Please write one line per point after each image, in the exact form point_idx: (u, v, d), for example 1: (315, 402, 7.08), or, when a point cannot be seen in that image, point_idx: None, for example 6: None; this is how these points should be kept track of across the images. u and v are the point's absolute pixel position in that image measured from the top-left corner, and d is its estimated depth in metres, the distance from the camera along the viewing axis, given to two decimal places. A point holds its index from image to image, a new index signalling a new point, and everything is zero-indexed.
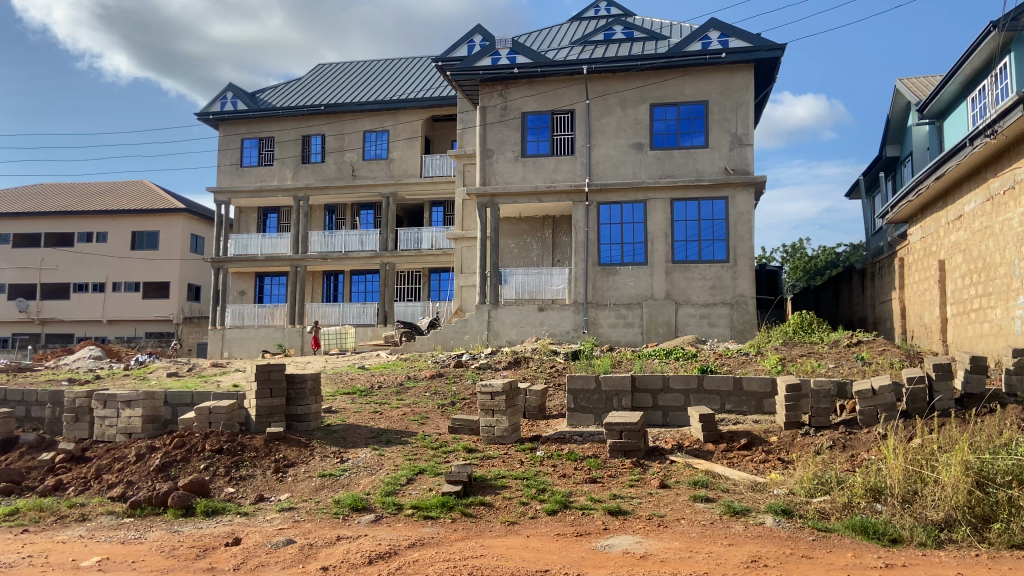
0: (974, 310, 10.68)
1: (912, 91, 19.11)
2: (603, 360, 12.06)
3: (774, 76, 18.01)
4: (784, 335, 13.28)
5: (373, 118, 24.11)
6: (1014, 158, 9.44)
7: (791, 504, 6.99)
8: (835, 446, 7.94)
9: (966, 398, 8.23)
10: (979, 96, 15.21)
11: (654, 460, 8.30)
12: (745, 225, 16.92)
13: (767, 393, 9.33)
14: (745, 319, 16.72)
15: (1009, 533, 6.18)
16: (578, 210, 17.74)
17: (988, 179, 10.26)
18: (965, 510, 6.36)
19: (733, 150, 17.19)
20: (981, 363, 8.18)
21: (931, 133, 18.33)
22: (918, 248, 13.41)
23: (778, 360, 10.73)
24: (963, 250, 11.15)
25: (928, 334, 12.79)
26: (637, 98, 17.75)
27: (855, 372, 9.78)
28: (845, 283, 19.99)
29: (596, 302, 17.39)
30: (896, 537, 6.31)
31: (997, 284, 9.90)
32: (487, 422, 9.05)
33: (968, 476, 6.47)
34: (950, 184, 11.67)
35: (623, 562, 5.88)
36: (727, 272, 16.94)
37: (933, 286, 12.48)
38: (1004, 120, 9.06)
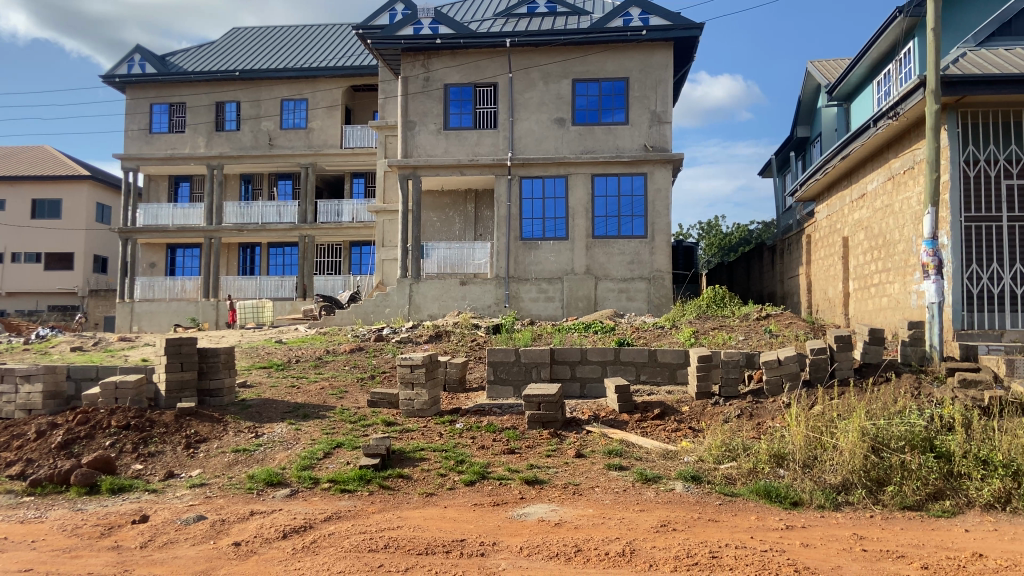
0: (874, 285, 11.24)
1: (823, 74, 19.84)
2: (524, 333, 12.14)
3: (692, 55, 18.36)
4: (699, 308, 13.68)
5: (290, 85, 23.38)
6: (914, 140, 9.92)
7: (700, 470, 7.27)
8: (743, 414, 8.27)
9: (864, 368, 8.69)
10: (884, 79, 15.86)
11: (571, 430, 8.47)
12: (663, 202, 17.27)
13: (680, 364, 9.62)
14: (661, 294, 17.12)
15: (901, 495, 6.59)
16: (500, 184, 17.75)
17: (889, 160, 10.77)
18: (860, 474, 6.76)
19: (652, 127, 17.48)
20: (879, 334, 8.64)
21: (838, 115, 19.13)
22: (825, 225, 14.00)
23: (692, 332, 11.05)
24: (865, 227, 11.70)
25: (832, 308, 13.41)
26: (560, 72, 17.79)
27: (763, 344, 10.17)
28: (756, 259, 20.73)
29: (517, 276, 17.51)
30: (797, 500, 6.63)
31: (895, 260, 10.44)
32: (406, 395, 9.03)
33: (864, 441, 6.88)
34: (854, 164, 12.19)
35: (538, 530, 6.01)
36: (645, 247, 17.27)
37: (837, 262, 13.08)
38: (905, 103, 9.51)
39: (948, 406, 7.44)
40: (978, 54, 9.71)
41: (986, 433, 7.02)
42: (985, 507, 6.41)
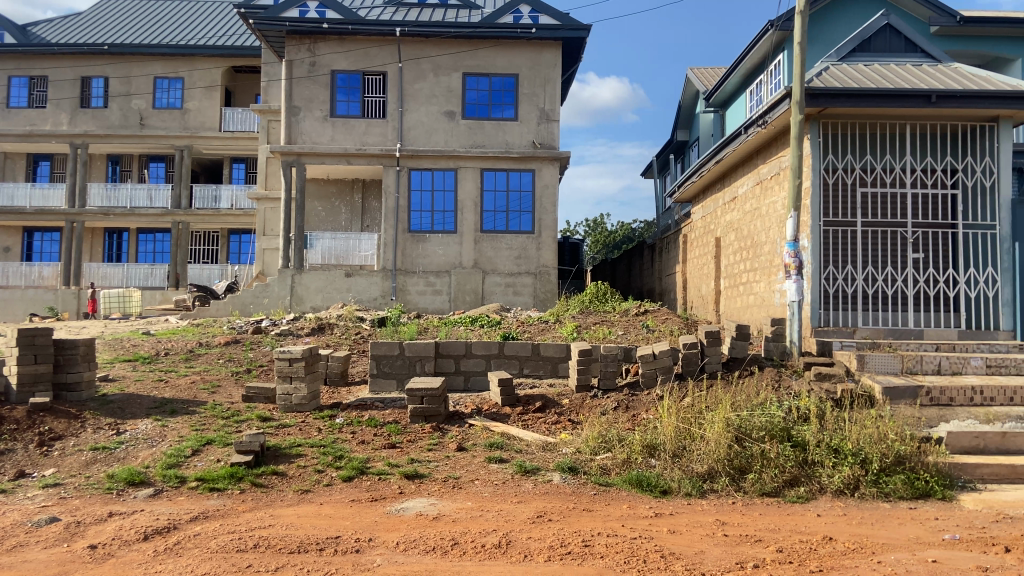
0: (743, 284, 11.85)
1: (702, 81, 20.72)
2: (409, 327, 12.04)
3: (580, 55, 18.73)
4: (581, 304, 14.00)
5: (166, 63, 22.14)
6: (780, 147, 10.52)
7: (577, 461, 7.46)
8: (619, 407, 8.55)
9: (731, 362, 9.16)
10: (757, 89, 16.71)
11: (454, 424, 8.47)
12: (550, 198, 17.56)
13: (562, 358, 9.81)
14: (547, 289, 17.42)
15: (760, 482, 7.00)
16: (388, 175, 17.51)
17: (758, 165, 11.38)
18: (724, 462, 7.13)
19: (540, 124, 17.72)
20: (745, 330, 9.14)
21: (715, 121, 20.05)
22: (700, 226, 14.64)
23: (574, 327, 11.30)
24: (735, 229, 12.32)
25: (704, 304, 14.06)
26: (450, 65, 17.72)
27: (640, 339, 10.54)
28: (638, 256, 21.46)
29: (405, 268, 17.34)
30: (666, 488, 6.92)
31: (761, 260, 11.06)
32: (284, 389, 8.76)
33: (728, 431, 7.27)
34: (727, 168, 12.81)
35: (416, 524, 5.97)
36: (532, 243, 17.50)
37: (710, 261, 13.72)
38: (773, 112, 10.08)
39: (805, 398, 7.95)
40: (839, 69, 10.38)
41: (837, 423, 7.55)
42: (835, 493, 6.91)
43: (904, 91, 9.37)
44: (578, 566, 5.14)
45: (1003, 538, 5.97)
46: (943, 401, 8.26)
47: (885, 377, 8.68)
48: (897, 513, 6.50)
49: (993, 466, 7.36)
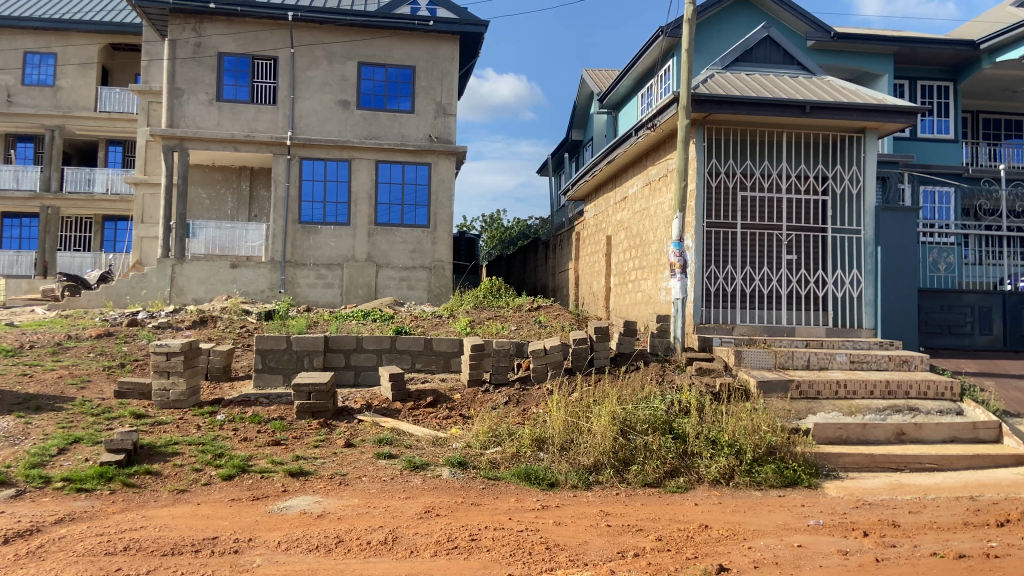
0: (631, 281, 12.20)
1: (596, 82, 21.18)
2: (298, 320, 11.70)
3: (477, 50, 18.75)
4: (475, 299, 14.03)
5: (36, 36, 20.58)
6: (667, 150, 10.90)
7: (467, 456, 7.47)
8: (510, 401, 8.62)
9: (618, 357, 9.41)
10: (647, 92, 17.24)
11: (342, 420, 8.31)
12: (446, 192, 17.51)
13: (454, 353, 9.80)
14: (441, 283, 17.35)
15: (643, 473, 7.23)
16: (278, 163, 16.96)
17: (647, 167, 11.75)
18: (609, 455, 7.34)
19: (437, 118, 17.63)
20: (632, 327, 9.41)
21: (608, 122, 20.58)
22: (591, 224, 14.97)
23: (468, 322, 11.31)
24: (625, 228, 12.67)
25: (595, 301, 14.39)
26: (344, 54, 17.34)
27: (531, 334, 10.67)
28: (532, 253, 21.72)
29: (294, 260, 16.85)
30: (553, 481, 7.04)
31: (649, 259, 11.42)
32: (160, 385, 8.34)
33: (614, 425, 7.49)
34: (618, 168, 13.16)
35: (299, 523, 5.81)
36: (427, 237, 17.39)
37: (601, 258, 14.06)
38: (661, 116, 10.42)
39: (686, 392, 8.27)
40: (723, 77, 10.85)
41: (715, 415, 7.89)
42: (712, 482, 7.24)
43: (780, 100, 9.90)
44: (464, 560, 5.14)
45: (861, 522, 6.43)
46: (811, 395, 8.79)
47: (760, 372, 9.15)
48: (768, 500, 6.88)
49: (854, 455, 7.93)
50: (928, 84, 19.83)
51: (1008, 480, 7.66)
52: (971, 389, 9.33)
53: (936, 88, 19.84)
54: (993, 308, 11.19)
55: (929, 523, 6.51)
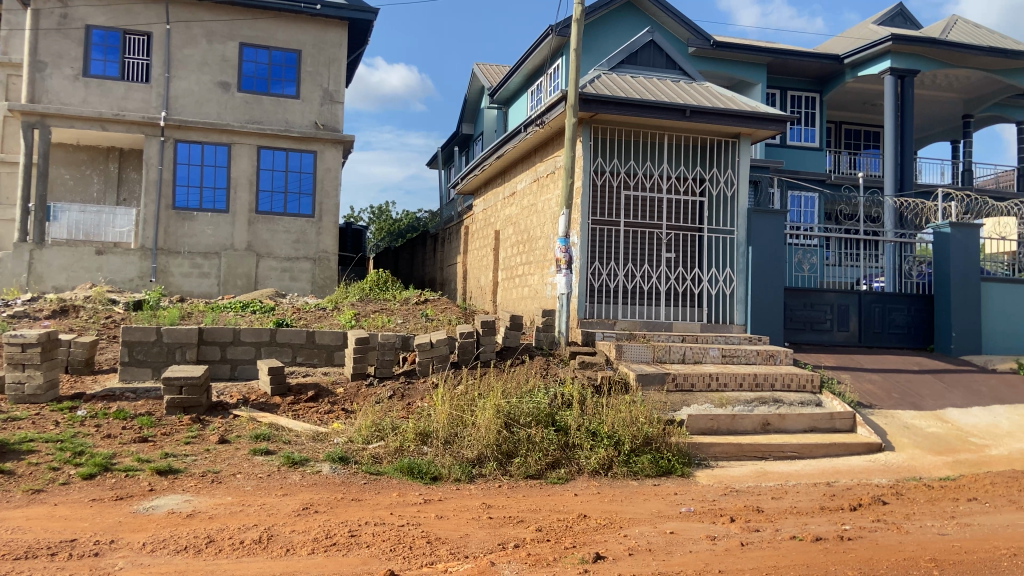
0: (519, 276, 12.32)
1: (487, 77, 21.24)
2: (170, 311, 11.09)
3: (367, 38, 18.38)
4: (361, 291, 13.77)
5: None
6: (555, 148, 11.07)
7: (348, 451, 7.31)
8: (394, 395, 8.51)
9: (504, 351, 9.48)
10: (537, 90, 17.45)
11: (216, 415, 7.95)
12: (332, 181, 17.08)
13: (337, 346, 9.56)
14: (325, 275, 16.91)
15: (526, 465, 7.32)
16: (150, 146, 16.03)
17: (535, 163, 11.89)
18: (493, 448, 7.39)
19: (323, 105, 17.16)
20: (518, 321, 9.49)
21: (498, 117, 20.69)
22: (480, 218, 15.01)
23: (353, 315, 11.07)
24: (513, 223, 12.78)
25: (483, 295, 14.45)
26: (225, 33, 16.57)
27: (418, 328, 10.58)
28: (421, 245, 21.56)
29: (167, 248, 16.00)
30: (436, 475, 7.02)
31: (536, 254, 11.57)
32: (13, 378, 7.69)
33: (497, 418, 7.55)
34: (507, 163, 13.25)
35: (166, 523, 5.50)
36: (312, 227, 16.90)
37: (489, 252, 14.13)
38: (549, 113, 10.57)
39: (569, 385, 8.43)
40: (609, 78, 11.13)
41: (596, 408, 8.10)
42: (591, 473, 7.43)
43: (662, 103, 10.26)
44: (342, 557, 5.03)
45: (729, 508, 6.78)
46: (686, 387, 9.17)
47: (639, 366, 9.45)
48: (643, 489, 7.12)
49: (724, 444, 8.35)
50: (797, 94, 21.08)
51: (859, 466, 8.28)
52: (829, 382, 10.02)
53: (804, 99, 21.13)
54: (850, 306, 12.05)
55: (790, 508, 6.95)
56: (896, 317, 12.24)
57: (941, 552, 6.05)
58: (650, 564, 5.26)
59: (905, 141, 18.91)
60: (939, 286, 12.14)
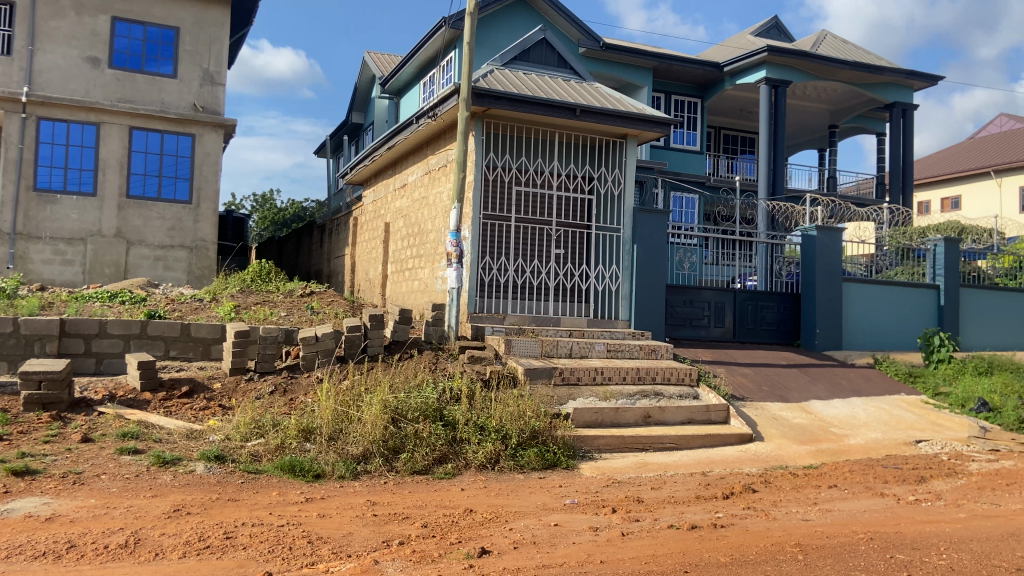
0: (408, 269, 12.18)
1: (378, 66, 20.87)
2: (27, 301, 10.22)
3: (252, 19, 17.62)
4: (242, 282, 13.19)
5: None
6: (447, 141, 11.00)
7: (224, 450, 7.00)
8: (276, 390, 8.21)
9: (391, 345, 9.33)
10: (430, 82, 17.31)
11: (80, 413, 7.41)
12: (211, 166, 16.27)
13: (215, 340, 9.10)
14: (203, 264, 16.09)
15: (412, 461, 7.24)
16: (10, 122, 14.84)
17: (427, 156, 11.77)
18: (379, 443, 7.27)
19: (203, 87, 16.31)
20: (407, 315, 9.35)
21: (389, 108, 20.38)
22: (370, 210, 14.72)
23: (232, 307, 10.58)
24: (403, 216, 12.61)
25: (371, 288, 14.19)
26: (96, 5, 15.48)
27: (302, 321, 10.25)
28: (306, 236, 20.93)
29: (27, 233, 14.86)
30: (319, 472, 6.83)
31: (426, 248, 11.47)
32: None
33: (384, 414, 7.43)
34: (398, 155, 13.06)
35: (22, 528, 5.07)
36: (188, 214, 16.04)
37: (378, 245, 13.89)
38: (442, 106, 10.49)
39: (457, 379, 8.39)
40: (502, 74, 11.16)
41: (485, 402, 8.11)
42: (478, 467, 7.43)
43: (553, 101, 10.39)
44: (217, 560, 4.79)
45: (611, 499, 6.96)
46: (572, 381, 9.34)
47: (527, 360, 9.54)
48: (529, 482, 7.20)
49: (607, 437, 8.57)
50: (681, 99, 21.91)
51: (732, 456, 8.71)
52: (706, 376, 10.49)
53: (687, 104, 21.99)
54: (726, 303, 12.67)
55: (668, 498, 7.21)
56: (767, 314, 12.96)
57: (804, 537, 6.46)
58: (534, 557, 5.32)
59: (778, 148, 20.03)
60: (806, 286, 12.91)
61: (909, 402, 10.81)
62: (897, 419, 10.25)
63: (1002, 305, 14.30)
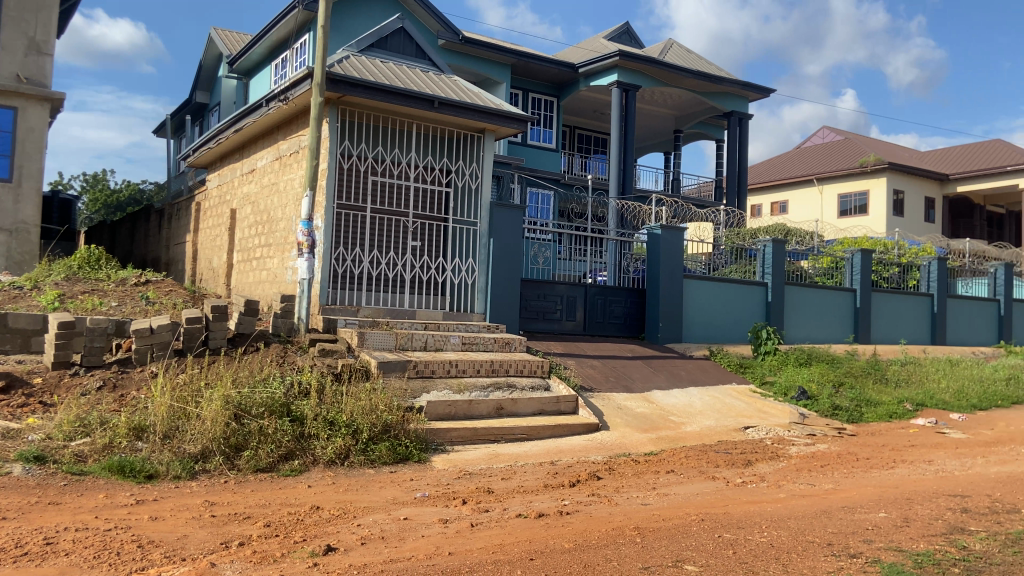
0: (256, 258, 11.65)
1: (226, 44, 19.82)
2: None
3: None
4: (67, 269, 12.09)
5: None
6: (299, 126, 10.62)
7: (45, 450, 6.46)
8: (105, 386, 7.62)
9: (236, 338, 8.90)
10: (282, 64, 16.65)
11: None
12: (35, 143, 14.81)
13: (36, 331, 8.31)
14: (23, 250, 14.60)
15: (256, 459, 6.95)
16: None
17: (277, 141, 11.30)
18: (219, 441, 6.93)
19: (28, 56, 14.84)
20: (254, 307, 8.94)
21: (238, 89, 19.41)
22: (214, 195, 13.96)
23: (56, 295, 9.67)
24: (251, 202, 12.05)
25: (214, 277, 13.46)
26: None
27: (136, 311, 9.55)
28: (144, 221, 19.55)
29: None
30: (152, 473, 6.43)
31: (275, 237, 11.01)
32: None
33: (226, 410, 7.08)
34: (246, 139, 12.47)
35: None
36: (7, 193, 14.52)
37: (223, 232, 13.18)
38: (294, 90, 10.11)
39: (306, 373, 8.14)
40: (357, 60, 10.91)
41: (335, 396, 7.92)
42: (327, 463, 7.25)
43: (409, 92, 10.29)
44: (35, 568, 4.39)
45: (462, 491, 7.00)
46: (426, 373, 9.30)
47: (380, 353, 9.41)
48: (380, 477, 7.11)
49: (459, 429, 8.61)
50: (538, 97, 22.37)
51: (579, 445, 9.03)
52: (557, 368, 10.80)
53: (544, 102, 22.48)
54: (577, 297, 13.11)
55: (517, 488, 7.36)
56: (615, 308, 13.52)
57: (643, 521, 6.81)
58: (382, 552, 5.26)
59: (628, 149, 20.90)
60: (651, 282, 13.58)
61: (739, 391, 11.66)
62: (728, 406, 11.02)
63: (820, 301, 15.70)
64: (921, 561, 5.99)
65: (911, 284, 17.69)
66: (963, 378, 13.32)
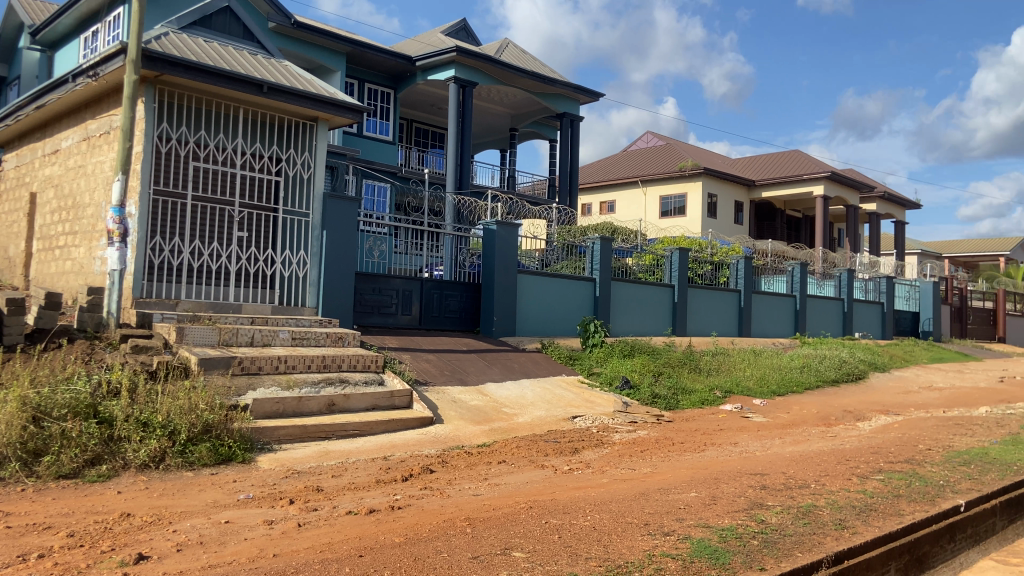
0: (59, 247, 10.62)
1: (26, 12, 17.93)
2: None
3: None
4: None
5: None
6: (111, 105, 9.81)
7: None
8: None
9: (34, 334, 8.12)
10: (92, 37, 15.29)
11: None
12: None
13: None
14: None
15: (58, 465, 6.39)
16: None
17: (86, 120, 10.37)
18: (15, 446, 6.33)
19: None
20: (55, 301, 8.36)
21: (39, 61, 17.60)
22: (10, 176, 12.57)
23: None
24: (54, 186, 10.95)
25: (10, 268, 12.12)
26: None
27: None
28: None
29: None
30: None
31: (83, 224, 10.09)
32: None
33: (23, 412, 6.45)
34: (49, 117, 11.34)
35: None
36: None
37: (20, 218, 11.89)
38: (105, 65, 9.32)
39: (116, 372, 7.54)
40: (178, 38, 10.25)
41: (150, 395, 7.41)
42: (139, 467, 6.75)
43: (236, 74, 9.81)
44: None
45: (289, 491, 6.78)
46: (252, 370, 8.91)
47: (202, 349, 8.89)
48: (199, 480, 6.72)
49: (287, 427, 8.33)
50: (374, 87, 22.02)
51: (412, 439, 9.01)
52: (391, 362, 10.73)
53: (380, 93, 22.18)
54: (412, 291, 13.08)
55: (348, 484, 7.24)
56: (451, 302, 13.64)
57: (474, 511, 6.94)
58: (200, 558, 4.99)
59: (465, 144, 21.08)
60: (486, 277, 13.80)
61: (568, 382, 12.15)
62: (558, 397, 11.46)
63: (643, 296, 16.69)
64: (725, 536, 6.55)
65: (722, 280, 19.20)
66: (764, 367, 14.70)
